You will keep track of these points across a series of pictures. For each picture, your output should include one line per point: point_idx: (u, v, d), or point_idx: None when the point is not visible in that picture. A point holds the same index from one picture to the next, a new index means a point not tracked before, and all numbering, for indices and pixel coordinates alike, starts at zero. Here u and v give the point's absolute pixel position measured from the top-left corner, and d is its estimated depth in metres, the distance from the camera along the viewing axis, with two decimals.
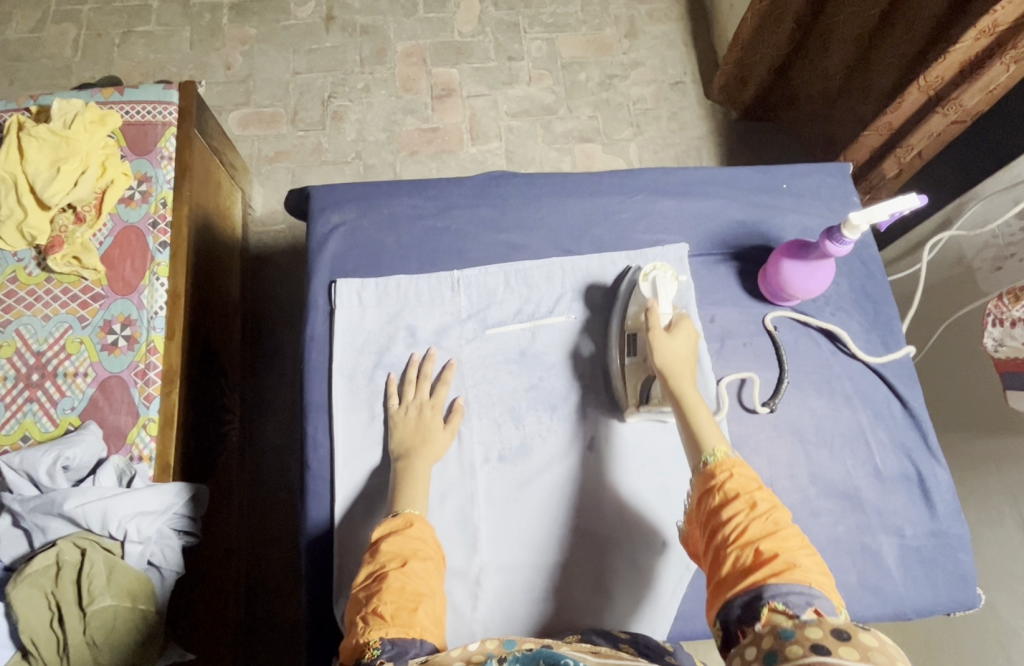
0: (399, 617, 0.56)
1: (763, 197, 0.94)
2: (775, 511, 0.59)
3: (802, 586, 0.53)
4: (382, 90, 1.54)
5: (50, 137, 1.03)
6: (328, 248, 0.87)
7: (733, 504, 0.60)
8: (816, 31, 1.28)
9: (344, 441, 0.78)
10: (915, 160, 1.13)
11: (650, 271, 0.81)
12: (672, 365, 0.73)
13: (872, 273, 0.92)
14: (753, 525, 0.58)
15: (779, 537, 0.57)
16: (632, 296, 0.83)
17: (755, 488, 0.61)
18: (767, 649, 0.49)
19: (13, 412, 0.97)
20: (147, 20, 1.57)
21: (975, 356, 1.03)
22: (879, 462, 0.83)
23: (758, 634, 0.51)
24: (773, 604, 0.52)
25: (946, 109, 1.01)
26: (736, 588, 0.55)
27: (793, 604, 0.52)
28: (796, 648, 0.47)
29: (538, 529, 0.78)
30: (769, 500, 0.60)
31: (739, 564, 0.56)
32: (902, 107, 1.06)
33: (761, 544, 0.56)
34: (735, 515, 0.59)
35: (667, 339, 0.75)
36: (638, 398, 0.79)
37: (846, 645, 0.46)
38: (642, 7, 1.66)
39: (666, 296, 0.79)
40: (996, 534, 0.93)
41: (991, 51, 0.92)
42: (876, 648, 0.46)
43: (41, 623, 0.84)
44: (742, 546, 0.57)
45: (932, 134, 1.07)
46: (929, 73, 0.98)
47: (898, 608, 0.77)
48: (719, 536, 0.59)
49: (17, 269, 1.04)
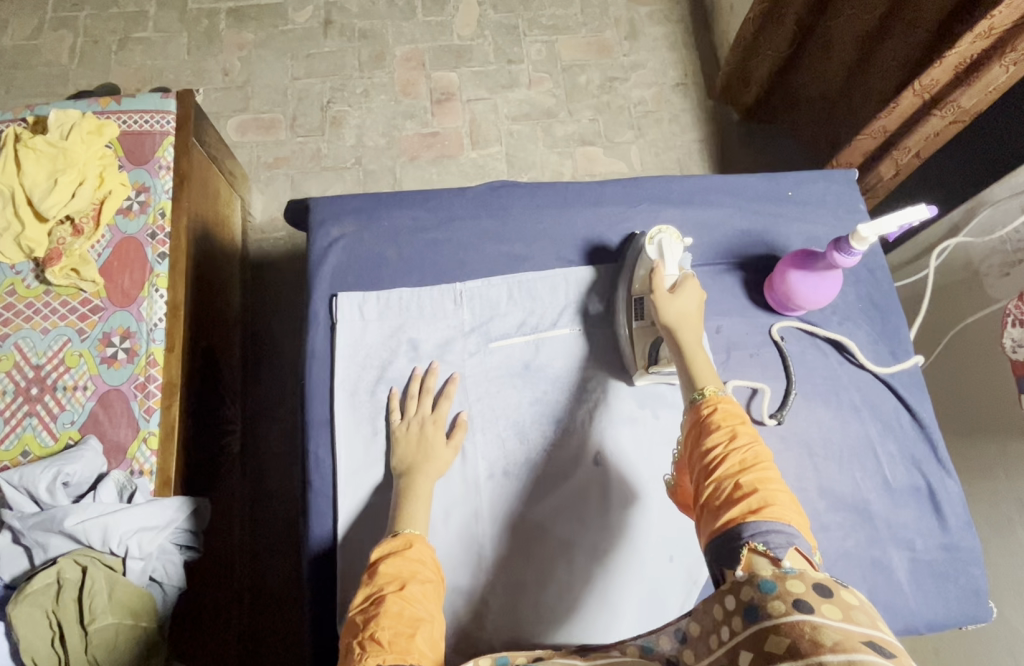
0: (396, 643, 0.55)
1: (767, 205, 0.93)
2: (755, 445, 0.59)
3: (781, 524, 0.53)
4: (382, 95, 1.53)
5: (47, 149, 1.03)
6: (328, 261, 0.86)
7: (713, 436, 0.60)
8: (816, 32, 1.27)
9: (346, 457, 0.77)
10: (914, 161, 1.11)
11: (655, 234, 0.79)
12: (674, 318, 0.72)
13: (879, 282, 0.91)
14: (731, 458, 0.58)
15: (758, 470, 0.57)
16: (638, 260, 0.82)
17: (739, 422, 0.61)
18: (747, 602, 0.48)
19: (13, 427, 0.96)
20: (144, 26, 1.56)
21: (984, 363, 1.02)
22: (888, 475, 0.82)
23: (737, 582, 0.50)
24: (753, 545, 0.51)
25: (943, 110, 0.99)
26: (715, 520, 0.55)
27: (773, 544, 0.51)
28: (778, 604, 0.46)
29: (543, 545, 0.77)
30: (751, 435, 0.60)
31: (720, 495, 0.56)
32: (897, 110, 1.05)
33: (741, 476, 0.56)
34: (715, 447, 0.59)
35: (670, 298, 0.73)
36: (646, 361, 0.80)
37: (828, 603, 0.46)
38: (642, 9, 1.65)
39: (672, 259, 0.77)
40: (1007, 543, 0.92)
41: (988, 53, 0.91)
42: (857, 608, 0.45)
43: (42, 643, 0.83)
44: (723, 477, 0.57)
45: (930, 136, 1.05)
46: (924, 77, 0.97)
47: (909, 623, 0.77)
48: (700, 468, 0.59)
49: (15, 281, 1.03)
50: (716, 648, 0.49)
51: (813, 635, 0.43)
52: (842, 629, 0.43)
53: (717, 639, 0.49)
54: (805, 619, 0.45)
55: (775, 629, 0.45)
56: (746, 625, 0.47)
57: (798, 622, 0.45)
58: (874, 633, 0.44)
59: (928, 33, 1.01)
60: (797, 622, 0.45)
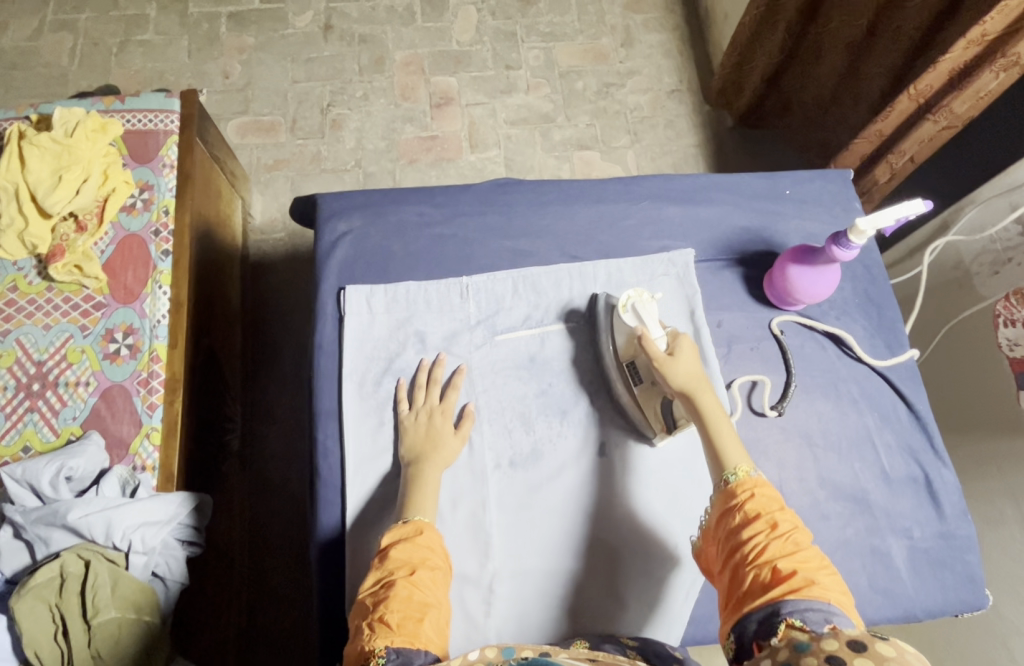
0: (405, 626, 0.56)
1: (766, 203, 0.95)
2: (795, 532, 0.61)
3: (821, 603, 0.55)
4: (381, 98, 1.54)
5: (52, 146, 1.03)
6: (336, 254, 0.87)
7: (752, 522, 0.62)
8: (808, 39, 1.29)
9: (354, 447, 0.78)
10: (908, 165, 1.15)
11: (627, 299, 0.79)
12: (684, 381, 0.72)
13: (875, 278, 0.93)
14: (771, 545, 0.60)
15: (798, 558, 0.59)
16: (614, 324, 0.82)
17: (776, 509, 0.63)
18: (783, 660, 0.51)
19: (14, 422, 0.96)
20: (144, 29, 1.57)
21: (977, 358, 1.04)
22: (886, 465, 0.84)
23: (775, 648, 0.53)
24: (791, 621, 0.54)
25: (936, 116, 1.04)
26: (754, 604, 0.57)
27: (811, 621, 0.53)
28: (811, 659, 0.49)
29: (550, 535, 0.78)
30: (790, 520, 0.62)
31: (759, 581, 0.58)
32: (892, 115, 1.10)
33: (780, 563, 0.59)
34: (755, 535, 0.61)
35: (671, 362, 0.73)
36: (664, 425, 0.78)
37: (861, 656, 0.47)
38: (637, 17, 1.68)
39: (653, 320, 0.77)
40: (999, 535, 0.94)
41: (979, 60, 0.94)
42: (891, 658, 0.47)
43: (45, 635, 0.82)
44: (762, 564, 0.59)
45: (924, 140, 1.10)
46: (918, 83, 1.02)
47: (908, 609, 0.78)
48: (737, 554, 0.61)
49: (17, 278, 1.03)
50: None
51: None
52: None
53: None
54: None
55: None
56: None
57: None
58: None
59: (916, 38, 1.03)
60: None
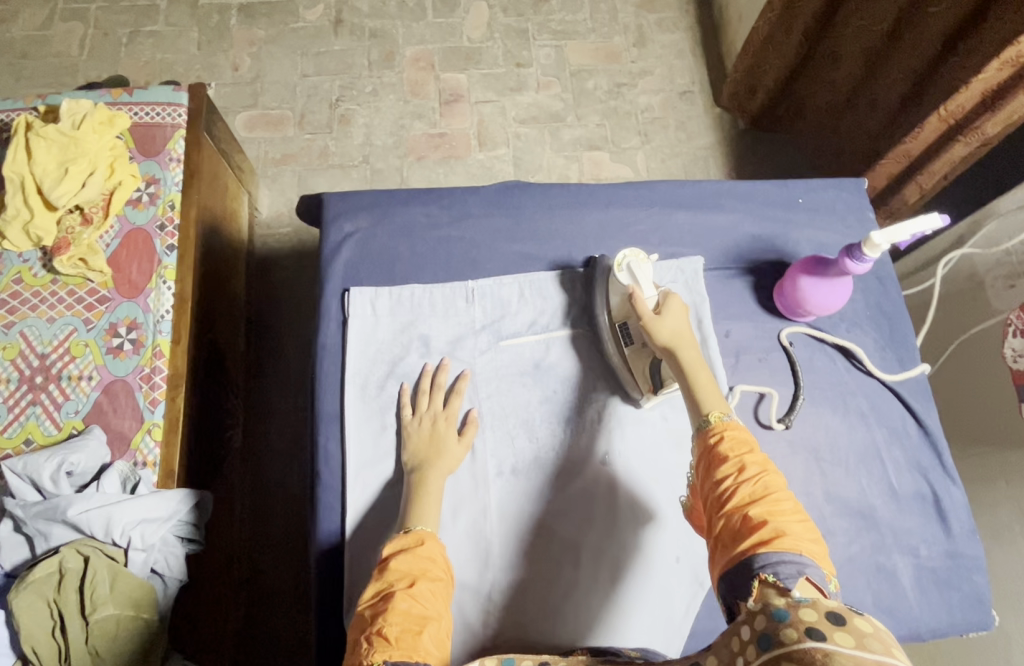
0: (403, 640, 0.55)
1: (778, 211, 0.94)
2: (765, 474, 0.60)
3: (791, 554, 0.54)
4: (391, 94, 1.53)
5: (59, 138, 1.01)
6: (341, 255, 0.86)
7: (723, 467, 0.61)
8: (824, 43, 1.28)
9: (357, 451, 0.78)
10: (940, 183, 1.12)
11: (624, 259, 0.80)
12: (668, 338, 0.72)
13: (888, 290, 0.92)
14: (741, 490, 0.59)
15: (768, 501, 0.58)
16: (610, 282, 0.83)
17: (745, 452, 0.62)
18: (761, 631, 0.48)
19: (16, 415, 0.96)
20: (155, 20, 1.56)
21: (987, 373, 1.02)
22: (894, 482, 0.83)
23: (752, 611, 0.50)
24: (763, 576, 0.53)
25: (967, 137, 1.01)
26: (727, 554, 0.57)
27: (783, 575, 0.52)
28: (791, 632, 0.46)
29: (551, 544, 0.77)
30: (760, 462, 0.61)
31: (730, 529, 0.58)
32: (920, 136, 1.06)
33: (750, 510, 0.58)
34: (725, 481, 0.60)
35: (657, 319, 0.73)
36: (650, 384, 0.79)
37: (841, 631, 0.45)
38: (650, 16, 1.66)
39: (646, 280, 0.77)
40: (1006, 552, 0.92)
41: (1012, 81, 0.92)
42: (871, 635, 0.45)
43: (43, 633, 0.81)
44: (733, 511, 0.58)
45: (954, 160, 1.06)
46: (950, 103, 0.99)
47: (913, 629, 0.77)
48: (711, 504, 0.60)
49: (22, 270, 1.02)
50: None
51: (824, 660, 0.42)
52: (854, 656, 0.43)
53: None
54: (816, 647, 0.44)
55: (788, 656, 0.44)
56: (760, 653, 0.47)
57: (810, 649, 0.44)
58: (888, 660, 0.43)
59: (936, 45, 1.02)
60: (808, 649, 0.44)
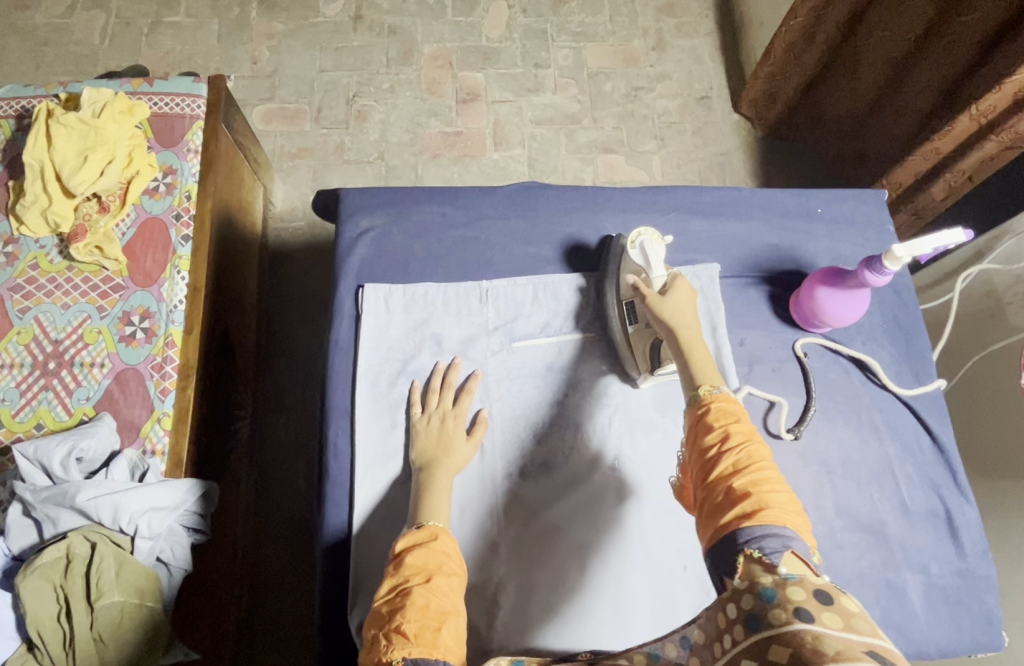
0: (423, 636, 0.54)
1: (796, 222, 0.93)
2: (750, 443, 0.57)
3: (777, 528, 0.52)
4: (408, 92, 1.53)
5: (79, 126, 1.02)
6: (356, 251, 0.86)
7: (707, 438, 0.58)
8: (847, 50, 1.28)
9: (366, 448, 0.78)
10: (966, 183, 1.12)
11: (636, 237, 0.80)
12: (670, 316, 0.71)
13: (905, 303, 0.91)
14: (726, 459, 0.57)
15: (754, 470, 0.55)
16: (622, 264, 0.83)
17: (732, 421, 0.59)
18: (748, 611, 0.47)
19: (28, 399, 0.96)
20: (176, 11, 1.56)
21: (1003, 392, 1.02)
22: (906, 497, 0.82)
23: (738, 589, 0.49)
24: (748, 552, 0.51)
25: (999, 136, 1.01)
26: (713, 527, 0.54)
27: (768, 550, 0.50)
28: (780, 612, 0.45)
29: (558, 549, 0.76)
30: (746, 431, 0.58)
31: (716, 502, 0.55)
32: (951, 134, 1.06)
33: (734, 481, 0.55)
34: (710, 452, 0.58)
35: (664, 299, 0.72)
36: (649, 365, 0.80)
37: (830, 611, 0.45)
38: (670, 21, 1.65)
39: (658, 260, 0.78)
40: (1015, 573, 0.91)
41: None
42: (858, 616, 0.45)
43: (48, 616, 0.81)
44: (718, 482, 0.56)
45: (984, 159, 1.06)
46: (982, 103, 0.99)
47: (921, 648, 0.76)
48: (698, 476, 0.58)
49: (39, 255, 1.03)
50: (719, 656, 0.48)
51: (814, 645, 0.42)
52: (842, 639, 0.42)
53: (721, 647, 0.49)
54: (805, 629, 0.43)
55: (777, 638, 0.44)
56: (747, 633, 0.46)
57: (799, 631, 0.43)
58: (875, 642, 0.42)
59: (970, 55, 1.02)
60: (798, 631, 0.44)
